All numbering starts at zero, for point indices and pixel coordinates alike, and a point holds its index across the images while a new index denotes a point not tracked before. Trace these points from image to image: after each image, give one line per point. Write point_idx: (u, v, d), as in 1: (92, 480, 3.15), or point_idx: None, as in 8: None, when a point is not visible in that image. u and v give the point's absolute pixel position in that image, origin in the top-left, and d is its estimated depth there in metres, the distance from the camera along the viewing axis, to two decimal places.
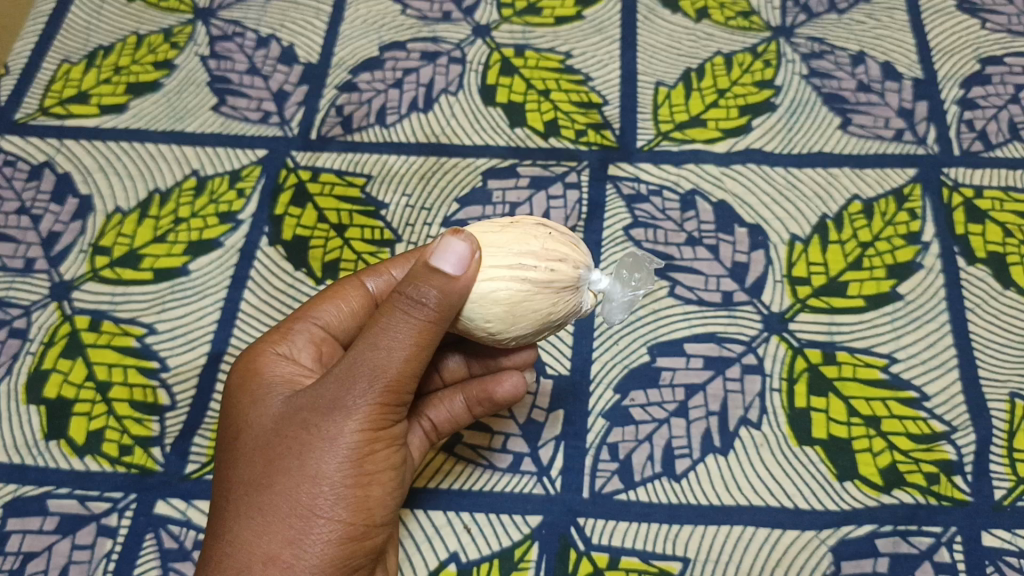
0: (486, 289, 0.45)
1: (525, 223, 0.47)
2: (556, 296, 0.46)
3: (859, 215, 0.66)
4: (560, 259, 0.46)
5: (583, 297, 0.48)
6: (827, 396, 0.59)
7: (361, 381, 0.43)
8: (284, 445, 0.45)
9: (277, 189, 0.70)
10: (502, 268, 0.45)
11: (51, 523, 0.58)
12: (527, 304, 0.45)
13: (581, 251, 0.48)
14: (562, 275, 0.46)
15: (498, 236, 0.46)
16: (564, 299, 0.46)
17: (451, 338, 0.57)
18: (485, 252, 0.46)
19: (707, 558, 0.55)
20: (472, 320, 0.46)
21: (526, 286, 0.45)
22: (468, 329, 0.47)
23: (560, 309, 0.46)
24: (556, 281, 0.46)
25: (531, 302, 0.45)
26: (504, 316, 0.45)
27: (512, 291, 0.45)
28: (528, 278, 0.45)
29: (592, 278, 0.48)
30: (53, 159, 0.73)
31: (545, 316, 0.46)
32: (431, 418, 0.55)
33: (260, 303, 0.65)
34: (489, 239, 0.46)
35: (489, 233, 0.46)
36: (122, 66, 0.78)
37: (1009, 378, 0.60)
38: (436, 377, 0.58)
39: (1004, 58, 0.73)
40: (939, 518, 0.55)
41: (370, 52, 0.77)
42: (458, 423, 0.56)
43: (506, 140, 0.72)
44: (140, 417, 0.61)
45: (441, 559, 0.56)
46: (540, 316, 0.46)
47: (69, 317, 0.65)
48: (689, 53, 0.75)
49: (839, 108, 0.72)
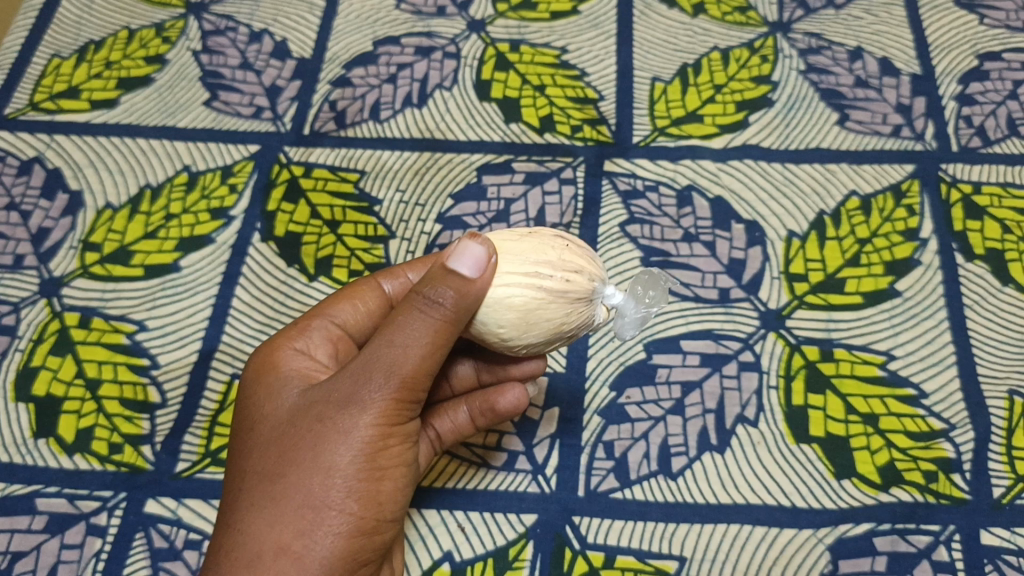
0: (500, 295, 0.44)
1: (543, 234, 0.47)
2: (570, 306, 0.45)
3: (856, 211, 0.66)
4: (576, 270, 0.45)
5: (596, 309, 0.48)
6: (824, 393, 0.59)
7: (381, 374, 0.43)
8: (298, 436, 0.44)
9: (270, 185, 0.70)
10: (518, 275, 0.44)
11: (39, 523, 0.57)
12: (540, 313, 0.45)
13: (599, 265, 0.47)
14: (577, 286, 0.45)
15: (516, 244, 0.46)
16: (578, 310, 0.46)
17: (463, 345, 0.57)
18: (503, 258, 0.45)
19: (704, 557, 0.54)
20: (484, 325, 0.45)
21: (541, 294, 0.44)
22: (480, 335, 0.46)
23: (574, 320, 0.46)
24: (571, 292, 0.45)
25: (545, 311, 0.45)
26: (517, 323, 0.45)
27: (527, 298, 0.44)
28: (544, 287, 0.44)
29: (607, 292, 0.48)
30: (43, 155, 0.72)
31: (558, 327, 0.46)
32: (436, 428, 0.54)
33: (252, 300, 0.65)
34: (508, 247, 0.46)
35: (507, 241, 0.46)
36: (113, 60, 0.77)
37: (1008, 375, 0.59)
38: (446, 385, 0.57)
39: (1002, 54, 0.73)
40: (937, 517, 0.55)
41: (364, 46, 0.77)
42: (462, 433, 0.55)
43: (501, 135, 0.71)
44: (129, 415, 0.60)
45: (434, 558, 0.55)
46: (554, 325, 0.45)
47: (59, 314, 0.64)
48: (685, 48, 0.75)
49: (836, 104, 0.71)
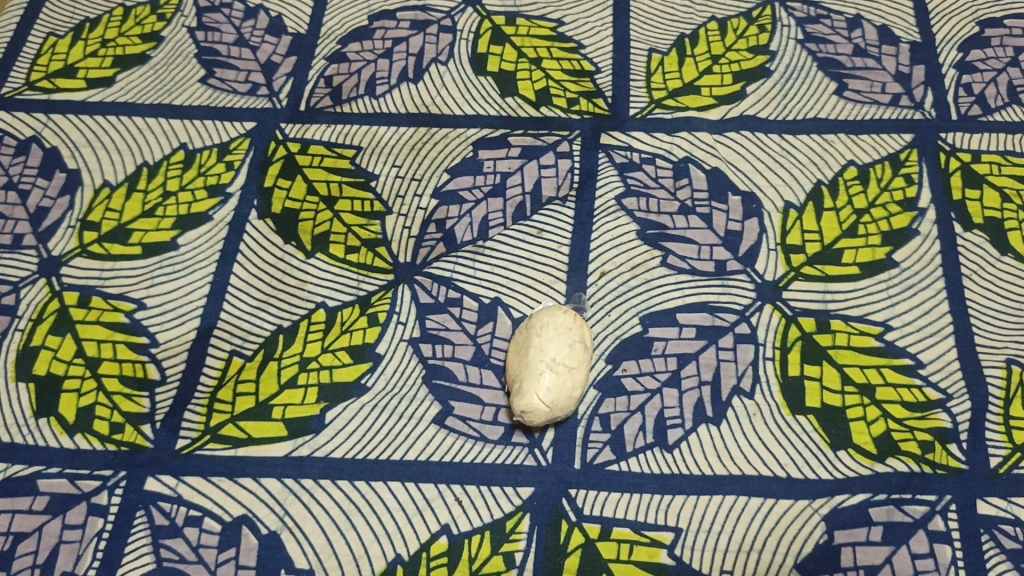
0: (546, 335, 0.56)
1: (540, 311, 0.59)
2: (570, 313, 0.58)
3: (854, 181, 0.65)
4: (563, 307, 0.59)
5: (575, 319, 0.58)
6: (820, 364, 0.59)
7: None
8: None
9: (266, 162, 0.69)
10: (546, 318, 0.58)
11: (40, 503, 0.58)
12: (562, 321, 0.57)
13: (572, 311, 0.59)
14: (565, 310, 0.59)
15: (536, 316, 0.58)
16: (570, 311, 0.58)
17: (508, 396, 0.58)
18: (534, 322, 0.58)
19: (699, 529, 0.55)
20: (545, 361, 0.55)
21: (561, 311, 0.58)
22: (541, 365, 0.55)
23: (571, 314, 0.58)
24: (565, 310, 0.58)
25: (562, 317, 0.58)
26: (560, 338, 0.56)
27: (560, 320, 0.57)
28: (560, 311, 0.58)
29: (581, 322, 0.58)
30: (40, 134, 0.72)
31: (574, 321, 0.58)
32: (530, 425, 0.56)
33: (249, 277, 0.64)
34: (533, 320, 0.58)
35: (530, 322, 0.58)
36: (108, 38, 0.77)
37: (1006, 345, 0.59)
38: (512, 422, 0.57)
39: (1004, 20, 0.72)
40: (933, 486, 0.55)
41: (359, 21, 0.76)
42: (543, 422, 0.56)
43: (497, 109, 0.71)
44: (130, 393, 0.61)
45: (432, 531, 0.56)
46: (573, 325, 0.57)
47: (59, 293, 0.65)
48: (682, 18, 0.74)
49: (835, 73, 0.70)
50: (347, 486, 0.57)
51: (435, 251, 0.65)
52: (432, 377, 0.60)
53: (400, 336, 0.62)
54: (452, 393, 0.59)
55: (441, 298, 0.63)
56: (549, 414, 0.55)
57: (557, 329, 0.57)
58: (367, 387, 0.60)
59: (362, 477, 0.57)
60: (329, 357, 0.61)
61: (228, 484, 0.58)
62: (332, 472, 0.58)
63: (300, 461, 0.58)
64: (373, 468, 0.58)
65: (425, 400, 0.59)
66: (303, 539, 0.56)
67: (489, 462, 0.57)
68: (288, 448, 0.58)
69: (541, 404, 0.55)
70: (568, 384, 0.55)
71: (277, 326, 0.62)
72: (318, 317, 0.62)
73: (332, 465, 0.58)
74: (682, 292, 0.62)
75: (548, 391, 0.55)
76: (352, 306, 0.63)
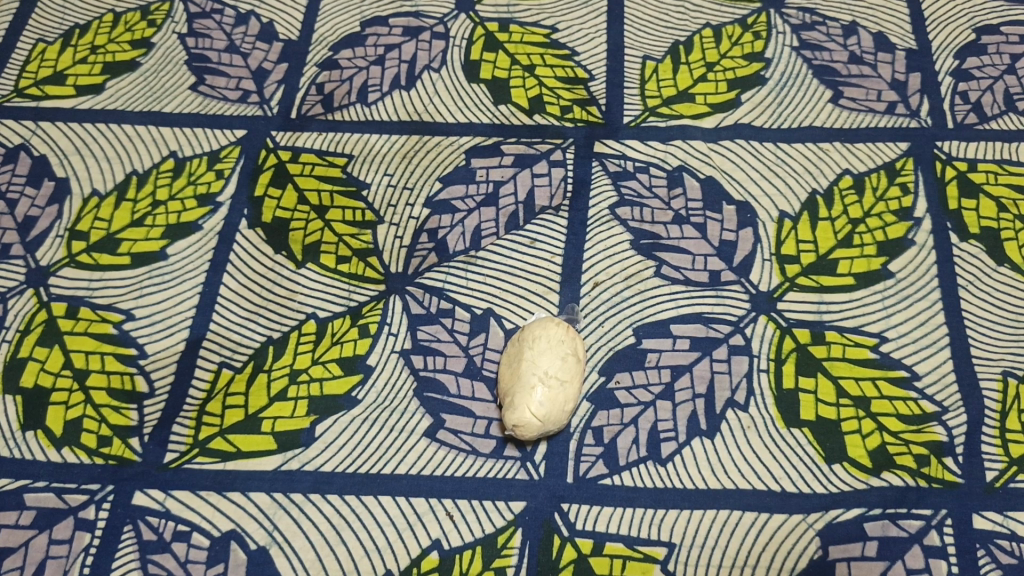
0: (538, 349, 0.56)
1: (532, 324, 0.58)
2: (562, 326, 0.57)
3: (849, 190, 0.65)
4: (556, 320, 0.58)
5: (568, 332, 0.57)
6: (815, 376, 0.58)
7: None
8: None
9: (257, 170, 0.69)
10: (538, 330, 0.57)
11: (27, 518, 0.57)
12: (553, 334, 0.57)
13: (565, 324, 0.58)
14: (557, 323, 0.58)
15: (528, 329, 0.57)
16: (563, 324, 0.58)
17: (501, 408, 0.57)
18: (526, 335, 0.57)
19: (692, 544, 0.54)
20: (537, 375, 0.55)
21: (553, 324, 0.57)
22: (533, 379, 0.55)
23: (563, 327, 0.57)
24: (557, 323, 0.57)
25: (553, 331, 0.57)
26: (552, 352, 0.56)
27: (552, 333, 0.57)
28: (552, 324, 0.57)
29: (574, 334, 0.58)
30: (29, 142, 0.71)
31: (567, 335, 0.57)
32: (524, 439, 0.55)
33: (239, 287, 0.64)
34: (526, 333, 0.57)
35: (523, 334, 0.57)
36: (98, 44, 0.76)
37: (1002, 357, 0.59)
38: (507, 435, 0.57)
39: (1000, 27, 0.72)
40: (929, 500, 0.54)
41: (351, 27, 0.75)
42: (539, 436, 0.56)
43: (490, 117, 0.70)
44: (117, 406, 0.60)
45: (423, 546, 0.55)
46: (565, 338, 0.57)
47: (46, 304, 0.64)
48: (677, 25, 0.73)
49: (830, 81, 0.70)
50: (337, 500, 0.57)
51: (427, 262, 0.64)
52: (423, 390, 0.59)
53: (392, 347, 0.61)
54: (444, 406, 0.59)
55: (433, 309, 0.62)
56: (541, 428, 0.55)
57: (550, 342, 0.56)
58: (358, 399, 0.59)
59: (352, 492, 0.57)
60: (319, 369, 0.60)
61: (216, 498, 0.57)
62: (322, 486, 0.57)
63: (290, 475, 0.57)
64: (364, 482, 0.57)
65: (416, 413, 0.59)
66: (292, 555, 0.55)
67: (481, 477, 0.57)
68: (277, 462, 0.58)
69: (533, 419, 0.54)
70: (560, 398, 0.55)
71: (266, 337, 0.62)
72: (309, 329, 0.62)
73: (322, 480, 0.57)
74: (677, 303, 0.61)
75: (540, 405, 0.54)
76: (343, 317, 0.62)
